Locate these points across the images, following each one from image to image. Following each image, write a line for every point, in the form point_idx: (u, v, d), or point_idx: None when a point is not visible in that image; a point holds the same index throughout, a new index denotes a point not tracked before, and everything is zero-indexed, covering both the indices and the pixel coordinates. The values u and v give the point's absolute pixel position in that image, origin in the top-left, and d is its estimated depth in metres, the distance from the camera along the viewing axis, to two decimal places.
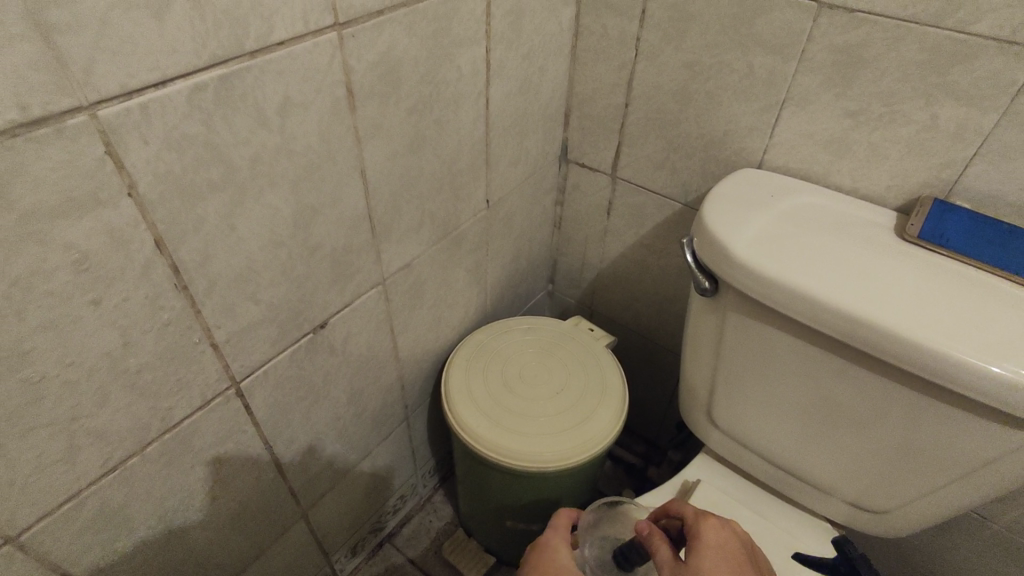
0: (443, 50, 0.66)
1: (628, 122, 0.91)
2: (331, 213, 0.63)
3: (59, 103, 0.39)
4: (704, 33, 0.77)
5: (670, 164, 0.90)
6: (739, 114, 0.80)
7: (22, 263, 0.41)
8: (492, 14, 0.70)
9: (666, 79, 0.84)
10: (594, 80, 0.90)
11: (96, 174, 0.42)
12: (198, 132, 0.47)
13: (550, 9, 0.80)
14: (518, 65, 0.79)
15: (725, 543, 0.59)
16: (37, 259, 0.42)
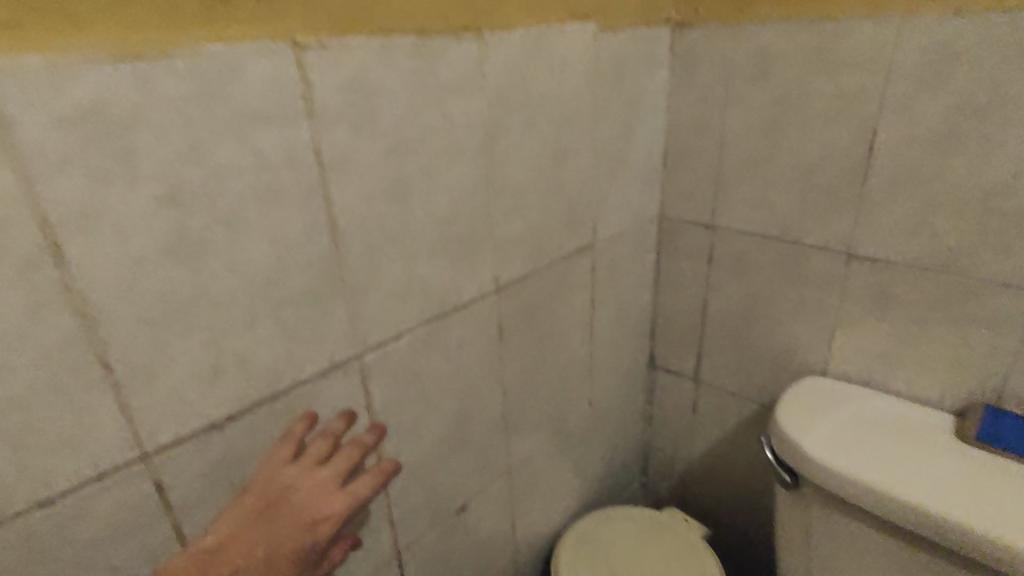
0: (560, 295, 0.90)
1: (704, 337, 1.09)
2: (479, 415, 0.84)
3: (346, 354, 0.64)
4: (761, 273, 0.96)
5: (745, 371, 1.06)
6: (800, 333, 0.96)
7: None
8: (595, 267, 0.94)
9: (733, 304, 1.02)
10: (673, 304, 1.10)
11: (354, 394, 0.67)
12: (410, 364, 0.71)
13: (636, 257, 1.03)
14: (613, 298, 1.02)
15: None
16: None
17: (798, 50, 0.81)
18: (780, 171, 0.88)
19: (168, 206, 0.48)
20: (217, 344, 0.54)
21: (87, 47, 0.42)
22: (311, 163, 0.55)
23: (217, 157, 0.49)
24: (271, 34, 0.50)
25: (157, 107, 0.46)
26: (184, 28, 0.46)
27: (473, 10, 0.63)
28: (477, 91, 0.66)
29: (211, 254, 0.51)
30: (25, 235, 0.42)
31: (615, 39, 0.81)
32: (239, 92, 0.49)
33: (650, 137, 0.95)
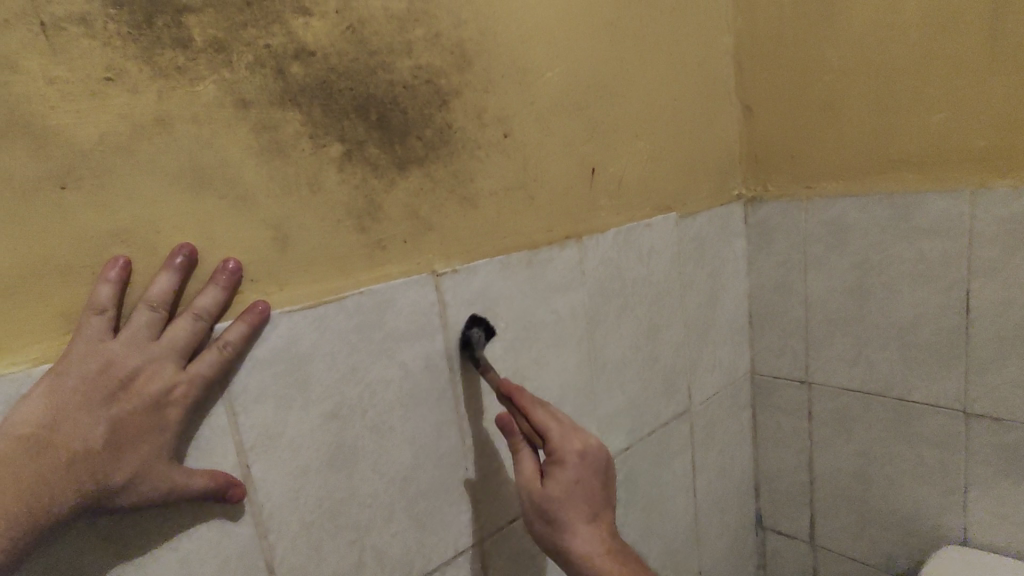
0: (662, 462, 0.90)
1: (815, 498, 1.03)
2: None
3: (465, 541, 0.67)
4: (869, 430, 0.94)
5: (868, 537, 0.98)
6: (924, 495, 0.91)
7: None
8: (693, 430, 0.95)
9: (843, 463, 0.98)
10: (776, 461, 1.07)
11: None
12: (523, 546, 0.73)
13: (731, 415, 1.03)
14: (713, 459, 1.00)
15: (586, 474, 0.57)
16: None
17: (871, 220, 0.87)
18: (874, 329, 0.89)
19: (330, 423, 0.55)
20: (359, 543, 0.58)
21: (283, 300, 0.53)
22: (444, 369, 0.63)
23: (371, 375, 0.58)
24: (417, 269, 0.61)
25: (330, 342, 0.55)
26: (352, 275, 0.57)
27: (571, 220, 0.74)
28: (578, 286, 0.75)
29: (361, 459, 0.58)
30: (223, 463, 0.50)
31: (694, 222, 0.90)
32: (391, 319, 0.59)
33: (733, 299, 1.00)
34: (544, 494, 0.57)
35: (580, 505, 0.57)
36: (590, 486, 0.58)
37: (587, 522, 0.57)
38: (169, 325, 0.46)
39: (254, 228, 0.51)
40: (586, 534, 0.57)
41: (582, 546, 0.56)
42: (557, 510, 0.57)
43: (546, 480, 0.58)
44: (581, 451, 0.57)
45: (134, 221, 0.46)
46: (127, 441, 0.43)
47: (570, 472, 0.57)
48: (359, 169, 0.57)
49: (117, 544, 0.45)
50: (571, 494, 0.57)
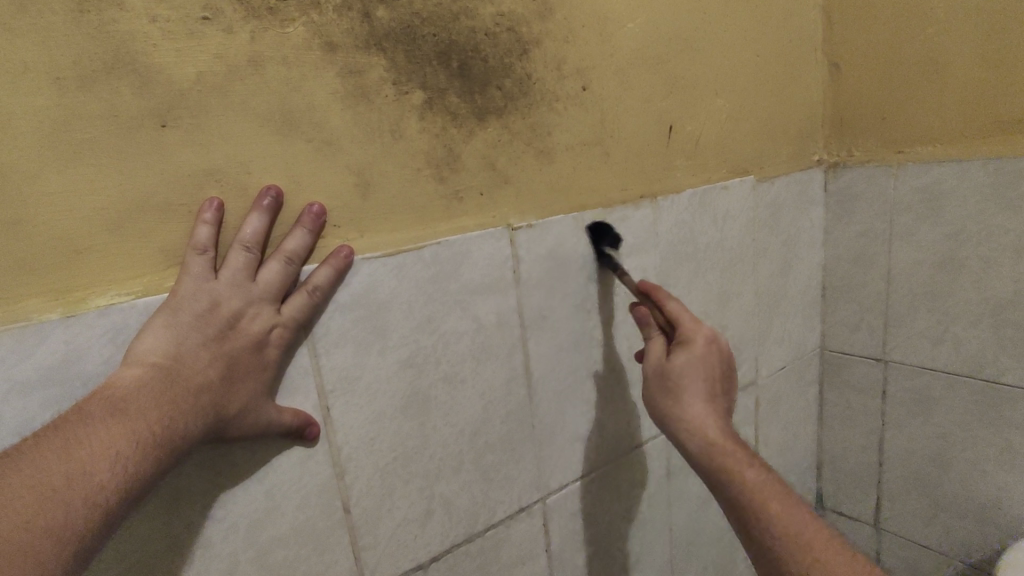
0: None
1: (884, 480, 1.00)
2: (647, 562, 0.82)
3: (532, 497, 0.68)
4: (951, 412, 0.90)
5: (942, 522, 0.95)
6: (1008, 482, 0.86)
7: None
8: (758, 402, 0.93)
9: (918, 445, 0.94)
10: (842, 440, 1.04)
11: (536, 538, 0.69)
12: (587, 506, 0.74)
13: (799, 391, 1.00)
14: (777, 435, 0.98)
15: (711, 357, 0.59)
16: None
17: (970, 188, 0.81)
18: (965, 306, 0.85)
19: (405, 370, 0.56)
20: (429, 491, 0.60)
21: (365, 247, 0.53)
22: (516, 324, 0.63)
23: (446, 325, 0.58)
24: (493, 222, 0.60)
25: (409, 290, 0.55)
26: (430, 226, 0.56)
27: (646, 179, 0.72)
28: (652, 248, 0.73)
29: (432, 409, 0.58)
30: (308, 405, 0.51)
31: (772, 187, 0.86)
32: (466, 272, 0.58)
33: (807, 271, 0.96)
34: (667, 364, 0.60)
35: (703, 382, 0.59)
36: (713, 370, 0.59)
37: (704, 398, 0.59)
38: (263, 266, 0.47)
39: (338, 174, 0.51)
40: (707, 411, 0.58)
41: (701, 421, 0.58)
42: (682, 379, 0.59)
43: (670, 356, 0.60)
44: (710, 337, 0.59)
45: (228, 162, 0.46)
46: (236, 378, 0.44)
47: (699, 350, 0.59)
48: (439, 118, 0.56)
49: (212, 475, 0.47)
50: (692, 368, 0.58)
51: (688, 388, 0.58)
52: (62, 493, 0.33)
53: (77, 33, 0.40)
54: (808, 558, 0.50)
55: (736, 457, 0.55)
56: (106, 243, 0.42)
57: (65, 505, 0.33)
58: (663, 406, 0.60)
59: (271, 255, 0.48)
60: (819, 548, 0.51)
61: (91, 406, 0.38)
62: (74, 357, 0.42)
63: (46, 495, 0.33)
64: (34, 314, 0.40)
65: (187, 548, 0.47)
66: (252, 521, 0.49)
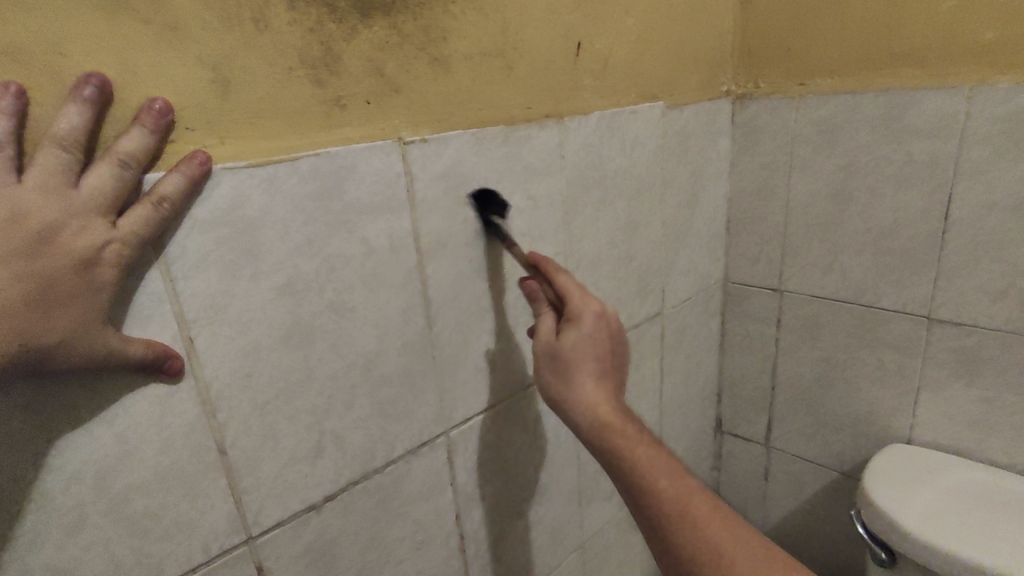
0: (633, 364, 0.90)
1: (775, 402, 1.07)
2: (555, 490, 0.84)
3: (434, 431, 0.65)
4: (835, 336, 0.96)
5: (821, 438, 1.03)
6: (879, 398, 0.94)
7: (397, 533, 0.65)
8: (664, 333, 0.95)
9: (806, 368, 1.01)
10: (741, 368, 1.10)
11: (440, 472, 0.67)
12: (493, 437, 0.73)
13: (703, 322, 1.04)
14: (681, 365, 1.01)
15: (601, 335, 0.57)
16: (404, 530, 0.65)
17: (862, 119, 0.83)
18: (851, 235, 0.89)
19: (283, 298, 0.50)
20: (318, 427, 0.55)
21: (227, 155, 0.46)
22: (412, 249, 0.58)
23: (330, 248, 0.52)
24: (382, 135, 0.54)
25: (284, 207, 0.49)
26: (307, 135, 0.50)
27: (552, 99, 0.68)
28: (558, 173, 0.70)
29: (319, 340, 0.53)
30: (165, 336, 0.45)
31: (681, 115, 0.85)
32: (352, 189, 0.53)
33: (713, 204, 0.97)
34: (558, 344, 0.58)
35: (594, 360, 0.58)
36: (603, 347, 0.58)
37: (595, 377, 0.58)
38: (89, 171, 0.39)
39: (188, 67, 0.43)
40: (598, 390, 0.58)
41: (591, 401, 0.57)
42: (573, 360, 0.58)
43: (560, 335, 0.58)
44: (599, 311, 0.57)
45: (34, 39, 0.37)
46: (58, 300, 0.37)
47: (588, 327, 0.57)
48: (313, 8, 0.48)
49: (42, 418, 0.40)
50: (583, 345, 0.57)
51: (582, 368, 0.58)
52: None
53: None
54: (693, 534, 0.50)
55: (624, 434, 0.55)
56: None
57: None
58: (553, 387, 0.59)
59: (99, 163, 0.39)
60: (705, 524, 0.50)
61: None
62: None
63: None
64: None
65: (19, 502, 0.40)
66: (101, 469, 0.43)
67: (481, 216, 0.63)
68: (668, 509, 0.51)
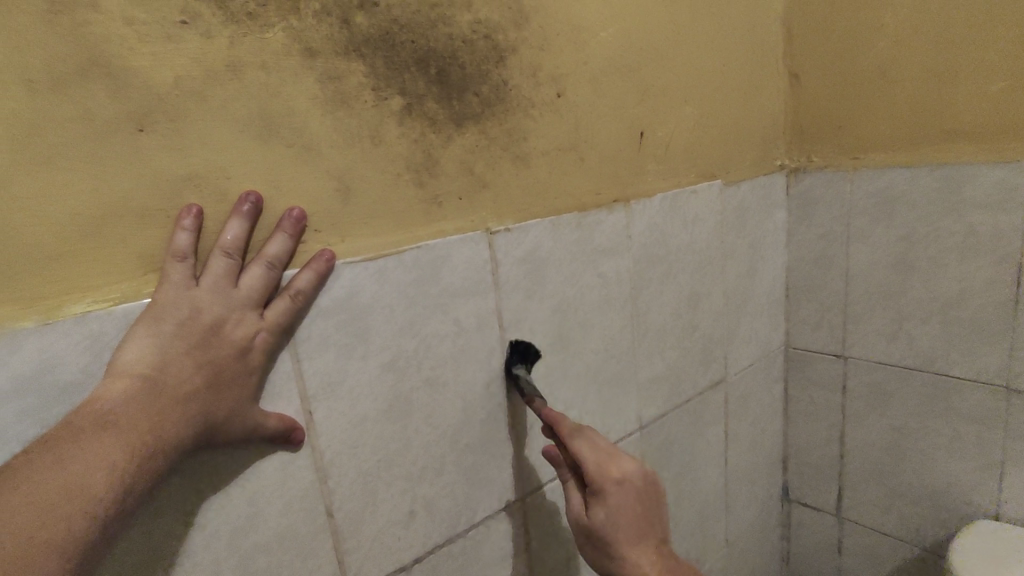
0: (697, 431, 0.91)
1: (845, 471, 1.05)
2: None
3: (511, 496, 0.69)
4: (906, 404, 0.95)
5: (897, 510, 1.00)
6: (958, 469, 0.92)
7: None
8: (727, 399, 0.96)
9: (876, 436, 0.99)
10: (806, 434, 1.09)
11: (515, 537, 0.70)
12: (565, 504, 0.75)
13: (765, 388, 1.04)
14: (745, 431, 1.02)
15: (629, 500, 0.58)
16: None
17: (920, 192, 0.86)
18: (917, 304, 0.90)
19: (387, 374, 0.56)
20: (412, 492, 0.60)
21: (346, 251, 0.53)
22: (495, 327, 0.64)
23: (427, 329, 0.59)
24: (472, 227, 0.61)
25: (390, 294, 0.56)
26: (410, 230, 0.57)
27: (619, 185, 0.74)
28: (624, 251, 0.75)
29: (415, 412, 0.59)
30: (291, 409, 0.51)
31: (738, 191, 0.89)
32: (446, 276, 0.59)
33: (771, 273, 1.00)
34: (589, 521, 0.59)
35: (629, 528, 0.58)
36: (635, 508, 0.58)
37: (636, 542, 0.58)
38: (244, 272, 0.47)
39: (318, 180, 0.51)
40: (643, 553, 0.58)
41: (634, 566, 0.57)
42: (608, 537, 0.58)
43: (589, 511, 0.59)
44: (619, 478, 0.57)
45: (207, 166, 0.46)
46: (222, 384, 0.44)
47: (614, 500, 0.57)
48: (418, 123, 0.56)
49: (190, 480, 0.46)
50: (614, 521, 0.58)
51: (619, 541, 0.58)
52: (60, 510, 0.34)
53: (54, 36, 0.39)
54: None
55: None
56: (82, 248, 0.42)
57: (63, 522, 0.34)
58: (597, 560, 0.60)
59: (252, 262, 0.48)
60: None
61: (80, 420, 0.38)
62: (50, 365, 0.41)
63: (42, 513, 0.33)
64: (6, 321, 0.39)
65: (170, 557, 0.46)
66: (234, 528, 0.49)
67: (506, 369, 0.65)
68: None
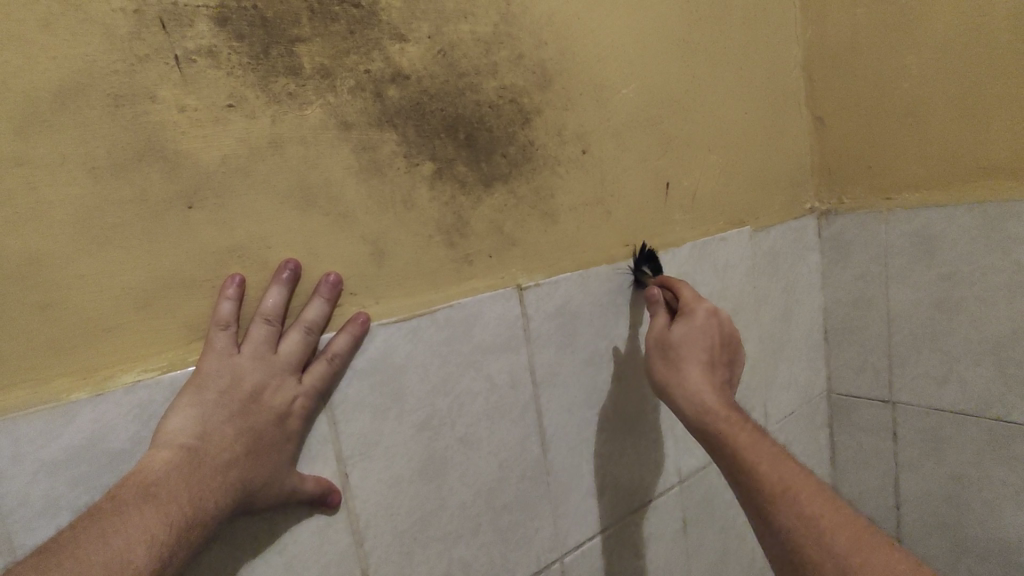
0: None
1: (902, 524, 0.99)
2: None
3: (549, 557, 0.67)
4: (964, 452, 0.90)
5: (966, 567, 0.92)
6: None
7: None
8: None
9: (934, 487, 0.94)
10: (858, 484, 1.04)
11: None
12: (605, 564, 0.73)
13: (810, 435, 1.01)
14: None
15: (711, 331, 0.60)
16: None
17: (960, 230, 0.84)
18: (966, 344, 0.86)
19: (422, 433, 0.56)
20: (448, 554, 0.59)
21: (381, 312, 0.54)
22: (527, 381, 0.64)
23: (460, 386, 0.59)
24: (503, 283, 0.62)
25: (424, 352, 0.56)
26: (443, 290, 0.58)
27: (647, 235, 0.74)
28: None
29: (449, 471, 0.58)
30: (327, 473, 0.51)
31: (768, 235, 0.89)
32: (478, 332, 0.60)
33: (808, 316, 0.98)
34: (667, 336, 0.62)
35: (700, 352, 0.60)
36: (711, 343, 0.60)
37: (703, 369, 0.59)
38: (283, 338, 0.49)
39: (354, 245, 0.53)
40: (711, 381, 0.58)
41: (698, 392, 0.58)
42: (680, 350, 0.60)
43: (670, 328, 0.62)
44: (711, 310, 0.61)
45: (250, 237, 0.48)
46: (261, 449, 0.46)
47: (698, 321, 0.60)
48: (449, 186, 0.58)
49: (230, 548, 0.47)
50: (691, 339, 0.60)
51: (692, 356, 0.60)
52: None
53: (113, 126, 0.42)
54: (799, 521, 0.48)
55: (727, 425, 0.55)
56: (133, 319, 0.44)
57: None
58: (661, 374, 0.61)
59: (291, 327, 0.50)
60: (816, 512, 0.48)
61: (126, 493, 0.39)
62: (100, 435, 0.43)
63: None
64: (61, 395, 0.41)
65: None
66: None
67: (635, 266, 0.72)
68: (773, 490, 0.50)
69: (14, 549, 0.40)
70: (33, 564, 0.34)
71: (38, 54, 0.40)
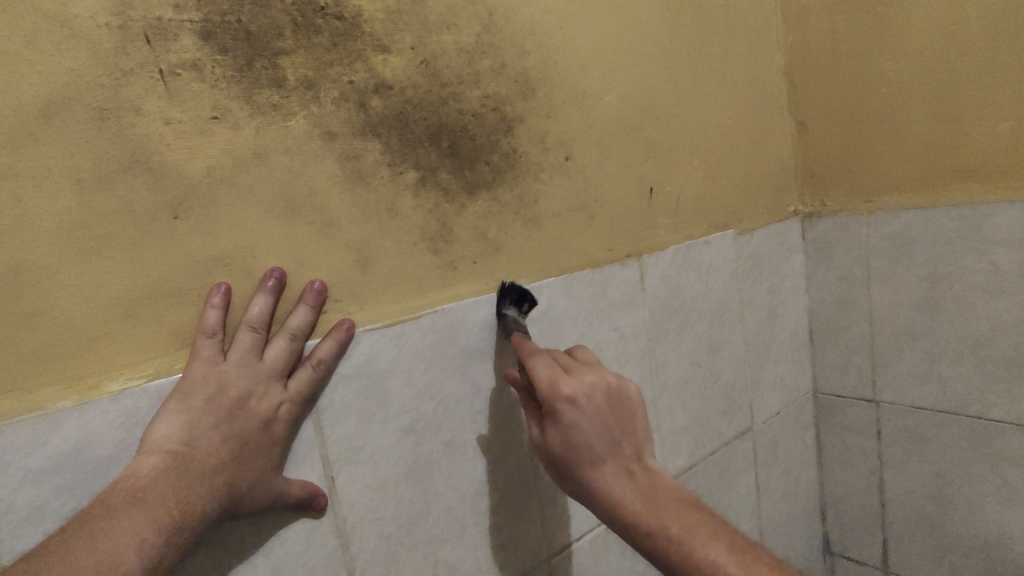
0: (726, 484, 0.89)
1: (887, 522, 1.00)
2: None
3: (536, 557, 0.68)
4: (946, 451, 0.91)
5: (948, 563, 0.94)
6: (1009, 519, 0.87)
7: None
8: (756, 448, 0.94)
9: (917, 485, 0.95)
10: (844, 483, 1.05)
11: None
12: (592, 564, 0.74)
13: (796, 435, 1.02)
14: (777, 480, 0.99)
15: (589, 418, 0.50)
16: None
17: (939, 232, 0.85)
18: (947, 345, 0.87)
19: (407, 437, 0.57)
20: (434, 555, 0.60)
21: (366, 318, 0.55)
22: (512, 385, 0.65)
23: (445, 390, 0.60)
24: (487, 289, 0.63)
25: (408, 357, 0.57)
26: (427, 296, 0.59)
27: (630, 240, 0.76)
28: (639, 304, 0.76)
29: (435, 474, 0.59)
30: (313, 477, 0.52)
31: (752, 238, 0.90)
32: (463, 337, 0.61)
33: (793, 317, 0.99)
34: (547, 449, 0.51)
35: (592, 452, 0.50)
36: (596, 430, 0.50)
37: (605, 468, 0.50)
38: (269, 345, 0.50)
39: (338, 253, 0.54)
40: (613, 470, 0.49)
41: (610, 496, 0.49)
42: (569, 461, 0.50)
43: (546, 438, 0.51)
44: (573, 393, 0.50)
45: (235, 247, 0.49)
46: (248, 454, 0.47)
47: (569, 419, 0.50)
48: (432, 194, 0.59)
49: (218, 551, 0.47)
50: (575, 443, 0.50)
51: (585, 456, 0.50)
52: None
53: (100, 139, 0.43)
54: None
55: (659, 532, 0.47)
56: (119, 328, 0.45)
57: None
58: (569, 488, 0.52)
59: (276, 335, 0.50)
60: None
61: (117, 497, 0.40)
62: (88, 442, 0.43)
63: None
64: (49, 403, 0.42)
65: None
66: None
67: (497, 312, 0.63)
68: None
69: (3, 555, 0.41)
70: (26, 566, 0.35)
71: (25, 70, 0.41)
